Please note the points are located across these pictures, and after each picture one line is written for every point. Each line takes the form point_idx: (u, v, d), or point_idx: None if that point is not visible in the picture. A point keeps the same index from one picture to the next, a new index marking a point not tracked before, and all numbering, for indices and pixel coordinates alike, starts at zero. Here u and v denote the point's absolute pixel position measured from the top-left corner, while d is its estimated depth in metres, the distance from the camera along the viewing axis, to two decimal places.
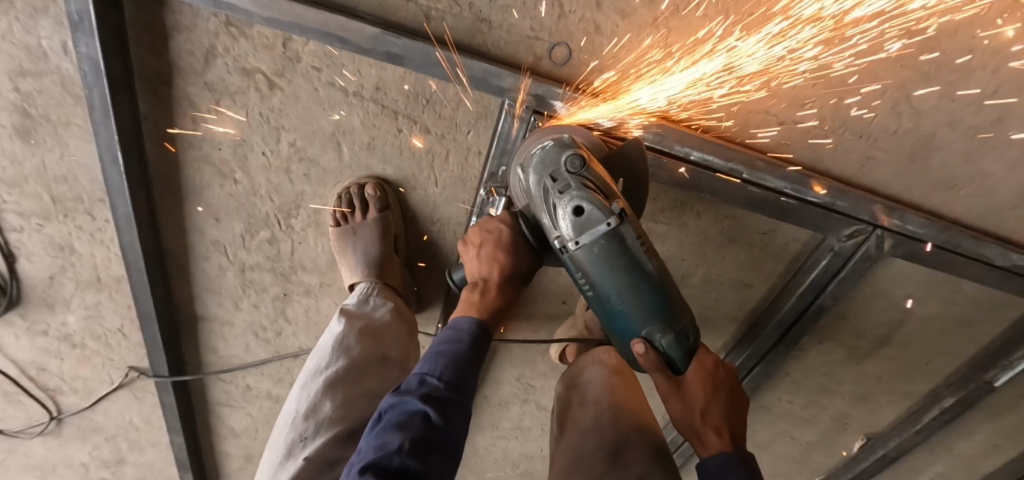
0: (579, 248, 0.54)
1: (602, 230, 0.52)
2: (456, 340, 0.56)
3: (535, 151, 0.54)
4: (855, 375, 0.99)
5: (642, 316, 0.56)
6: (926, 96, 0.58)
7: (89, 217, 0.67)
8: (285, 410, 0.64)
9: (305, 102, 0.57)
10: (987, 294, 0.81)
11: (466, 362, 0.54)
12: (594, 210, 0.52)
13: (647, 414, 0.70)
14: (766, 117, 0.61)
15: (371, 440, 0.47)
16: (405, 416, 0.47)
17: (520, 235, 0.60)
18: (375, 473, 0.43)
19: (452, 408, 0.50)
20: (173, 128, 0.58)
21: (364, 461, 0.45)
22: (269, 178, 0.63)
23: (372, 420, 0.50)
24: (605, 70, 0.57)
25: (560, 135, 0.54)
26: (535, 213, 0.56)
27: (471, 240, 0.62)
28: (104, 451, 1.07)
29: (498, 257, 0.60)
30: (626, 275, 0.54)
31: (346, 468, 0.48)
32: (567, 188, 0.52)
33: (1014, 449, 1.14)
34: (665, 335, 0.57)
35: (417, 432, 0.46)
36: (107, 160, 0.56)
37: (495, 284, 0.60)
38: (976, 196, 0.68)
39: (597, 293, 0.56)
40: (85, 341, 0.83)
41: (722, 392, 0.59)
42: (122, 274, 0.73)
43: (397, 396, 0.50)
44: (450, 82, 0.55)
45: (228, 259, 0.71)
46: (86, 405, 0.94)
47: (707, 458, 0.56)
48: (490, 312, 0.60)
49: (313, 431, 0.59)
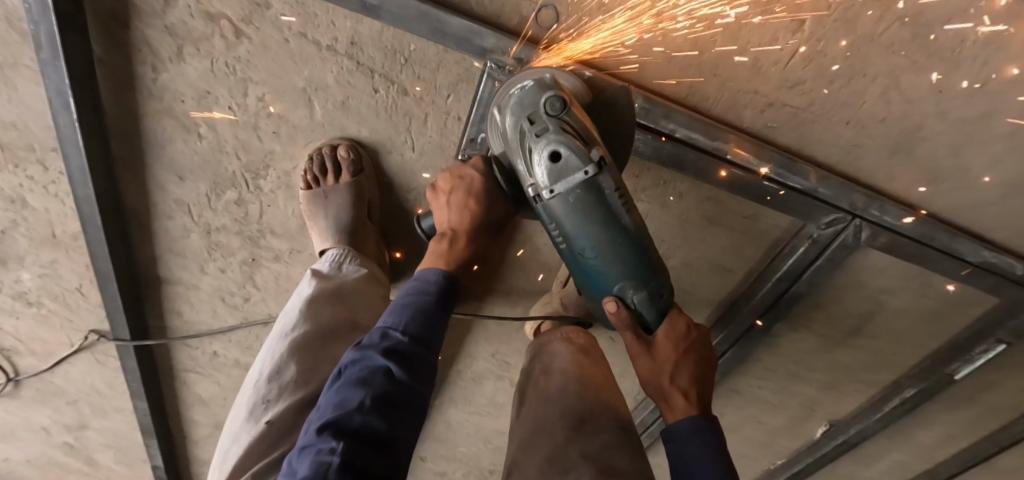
0: (554, 197, 0.52)
1: (579, 179, 0.50)
2: (426, 290, 0.55)
3: (513, 91, 0.50)
4: (824, 363, 1.01)
5: (616, 272, 0.55)
6: (915, 85, 0.57)
7: (41, 168, 0.62)
8: (252, 372, 0.63)
9: (275, 54, 0.53)
10: (956, 290, 0.82)
11: (432, 316, 0.53)
12: (571, 156, 0.49)
13: (611, 389, 0.70)
14: (754, 95, 0.60)
15: (331, 397, 0.46)
16: (366, 371, 0.46)
17: (494, 183, 0.57)
18: (335, 432, 0.41)
19: (416, 363, 0.49)
20: (130, 75, 0.54)
21: (322, 419, 0.43)
22: (237, 134, 0.60)
23: (332, 376, 0.48)
24: (593, 37, 0.55)
25: (542, 75, 0.50)
26: (511, 157, 0.53)
27: (441, 187, 0.58)
28: (65, 415, 1.04)
29: (469, 206, 0.57)
30: (602, 229, 0.52)
31: (304, 426, 0.46)
32: (545, 131, 0.49)
33: (967, 439, 1.18)
34: (638, 292, 0.56)
35: (379, 389, 0.45)
36: (57, 105, 0.52)
37: (465, 234, 0.58)
38: (955, 191, 0.68)
39: (570, 246, 0.55)
40: (41, 300, 0.79)
41: (690, 353, 0.61)
42: (78, 231, 0.69)
43: (360, 351, 0.48)
44: (430, 40, 0.52)
45: (193, 219, 0.68)
46: (45, 367, 0.91)
47: (674, 420, 0.59)
48: (456, 262, 0.59)
49: (276, 395, 0.58)
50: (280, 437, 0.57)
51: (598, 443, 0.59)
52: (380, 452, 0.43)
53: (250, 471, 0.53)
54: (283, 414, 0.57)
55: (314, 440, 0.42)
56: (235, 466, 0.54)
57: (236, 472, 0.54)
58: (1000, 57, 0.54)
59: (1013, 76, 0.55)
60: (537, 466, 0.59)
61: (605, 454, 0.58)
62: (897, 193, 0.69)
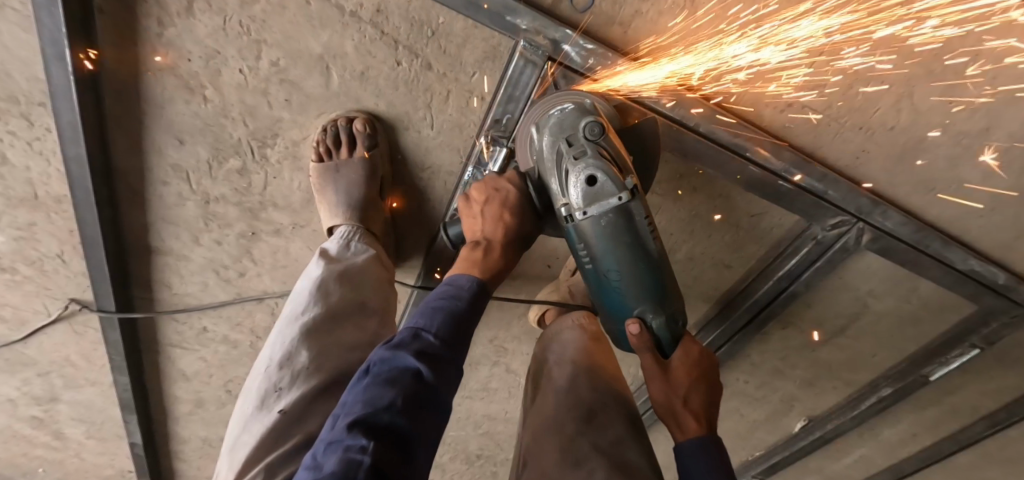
0: (586, 218, 0.52)
1: (613, 204, 0.51)
2: (455, 293, 0.52)
3: (553, 114, 0.51)
4: (808, 362, 1.03)
5: (638, 295, 0.55)
6: (925, 96, 0.58)
7: (24, 124, 0.58)
8: (261, 357, 0.62)
9: (293, 15, 0.50)
10: (939, 296, 0.84)
11: (463, 320, 0.51)
12: (607, 181, 0.50)
13: (620, 379, 0.72)
14: (776, 95, 0.59)
15: (358, 393, 0.44)
16: (397, 372, 0.44)
17: (528, 200, 0.58)
18: (364, 430, 0.40)
19: (446, 367, 0.47)
20: (130, 26, 0.50)
21: (350, 415, 0.41)
22: (244, 99, 0.57)
23: (358, 372, 0.46)
24: (626, 24, 0.53)
25: (581, 100, 0.52)
26: (544, 176, 0.54)
27: (475, 197, 0.58)
28: (36, 387, 0.99)
29: (504, 218, 0.56)
30: (630, 255, 0.53)
31: (328, 420, 0.44)
32: (583, 155, 0.50)
33: (930, 438, 1.23)
34: (658, 316, 0.57)
35: (409, 391, 0.43)
36: (50, 55, 0.48)
37: (499, 246, 0.57)
38: (951, 201, 0.69)
39: (595, 267, 0.55)
40: (16, 265, 0.74)
41: (704, 380, 0.60)
42: (63, 193, 0.65)
43: (390, 350, 0.46)
44: (461, 13, 0.50)
45: (190, 187, 0.65)
46: (17, 337, 0.86)
47: (683, 441, 0.58)
48: (490, 271, 0.56)
49: (289, 382, 0.57)
50: (291, 425, 0.55)
51: (609, 437, 0.62)
52: (404, 457, 0.41)
53: (264, 463, 0.52)
54: (297, 402, 0.56)
55: (342, 436, 0.40)
56: (247, 457, 0.53)
57: (249, 463, 0.52)
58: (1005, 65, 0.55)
59: (1018, 91, 0.56)
60: (552, 456, 0.60)
61: (618, 449, 0.61)
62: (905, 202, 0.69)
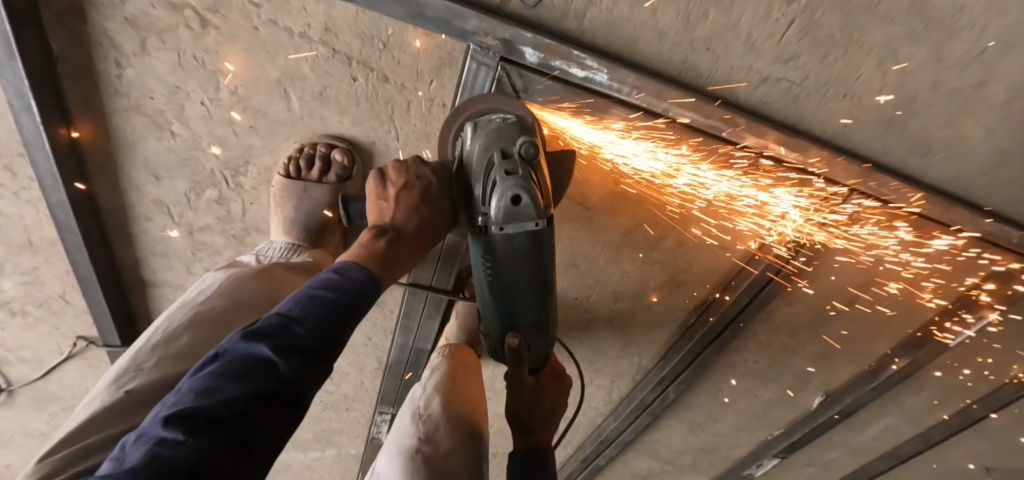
0: (501, 233, 0.51)
1: (528, 228, 0.50)
2: (340, 284, 0.47)
3: (494, 119, 0.51)
4: (818, 338, 1.01)
5: (524, 314, 0.60)
6: (913, 54, 0.53)
7: (10, 175, 0.60)
8: (139, 336, 0.60)
9: (244, 42, 0.50)
10: (950, 259, 0.81)
11: (344, 314, 0.45)
12: (530, 205, 0.49)
13: (479, 404, 0.76)
14: (749, 69, 0.56)
15: (197, 382, 0.39)
16: (248, 364, 0.40)
17: (448, 194, 0.57)
18: (190, 425, 0.36)
19: (312, 358, 0.42)
20: (92, 71, 0.51)
21: (178, 407, 0.38)
22: (211, 129, 0.58)
23: (207, 357, 0.42)
24: (580, 16, 0.51)
25: (524, 116, 0.53)
26: (472, 181, 0.52)
27: (393, 180, 0.55)
28: (63, 419, 1.03)
29: (418, 207, 0.55)
30: (528, 280, 0.56)
31: (157, 407, 0.40)
32: (514, 172, 0.48)
33: (959, 404, 1.19)
34: (534, 333, 0.64)
35: (255, 384, 0.39)
36: (18, 108, 0.49)
37: (407, 239, 0.54)
38: (952, 160, 0.65)
39: (494, 278, 0.56)
40: (25, 308, 0.77)
41: (546, 401, 0.74)
42: (56, 237, 0.67)
43: (247, 339, 0.41)
44: (408, 23, 0.49)
45: (173, 219, 0.67)
46: (37, 375, 0.90)
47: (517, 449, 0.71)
48: (388, 265, 0.52)
49: (152, 362, 0.56)
50: (132, 408, 0.52)
51: (442, 447, 0.65)
52: (238, 451, 0.37)
53: (87, 443, 0.49)
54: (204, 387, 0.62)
55: (159, 428, 0.36)
56: (75, 430, 0.50)
57: (75, 435, 0.50)
58: (979, 70, 0.54)
59: (1016, 41, 0.51)
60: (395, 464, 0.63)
61: (446, 458, 0.64)
62: (884, 199, 0.69)
